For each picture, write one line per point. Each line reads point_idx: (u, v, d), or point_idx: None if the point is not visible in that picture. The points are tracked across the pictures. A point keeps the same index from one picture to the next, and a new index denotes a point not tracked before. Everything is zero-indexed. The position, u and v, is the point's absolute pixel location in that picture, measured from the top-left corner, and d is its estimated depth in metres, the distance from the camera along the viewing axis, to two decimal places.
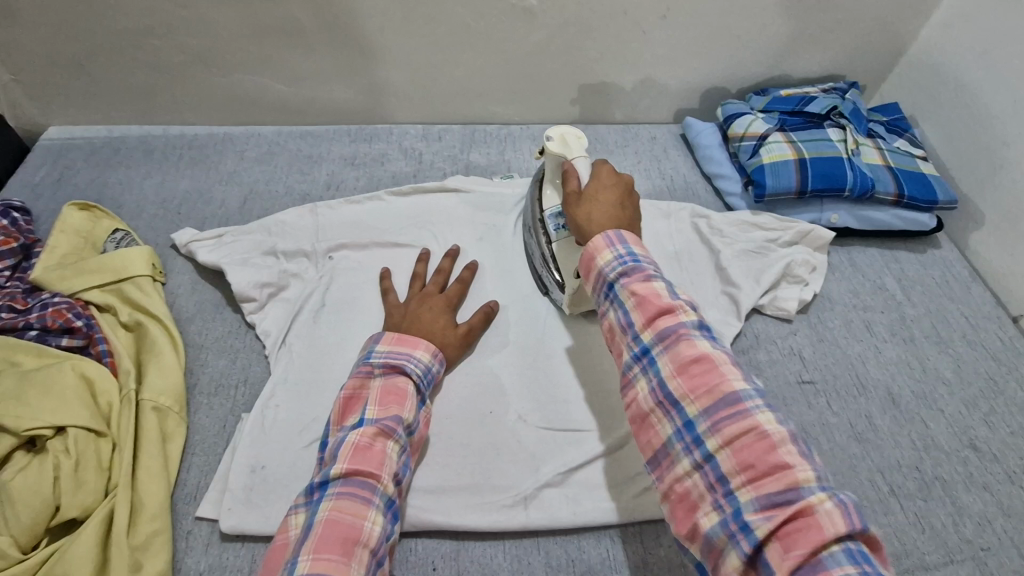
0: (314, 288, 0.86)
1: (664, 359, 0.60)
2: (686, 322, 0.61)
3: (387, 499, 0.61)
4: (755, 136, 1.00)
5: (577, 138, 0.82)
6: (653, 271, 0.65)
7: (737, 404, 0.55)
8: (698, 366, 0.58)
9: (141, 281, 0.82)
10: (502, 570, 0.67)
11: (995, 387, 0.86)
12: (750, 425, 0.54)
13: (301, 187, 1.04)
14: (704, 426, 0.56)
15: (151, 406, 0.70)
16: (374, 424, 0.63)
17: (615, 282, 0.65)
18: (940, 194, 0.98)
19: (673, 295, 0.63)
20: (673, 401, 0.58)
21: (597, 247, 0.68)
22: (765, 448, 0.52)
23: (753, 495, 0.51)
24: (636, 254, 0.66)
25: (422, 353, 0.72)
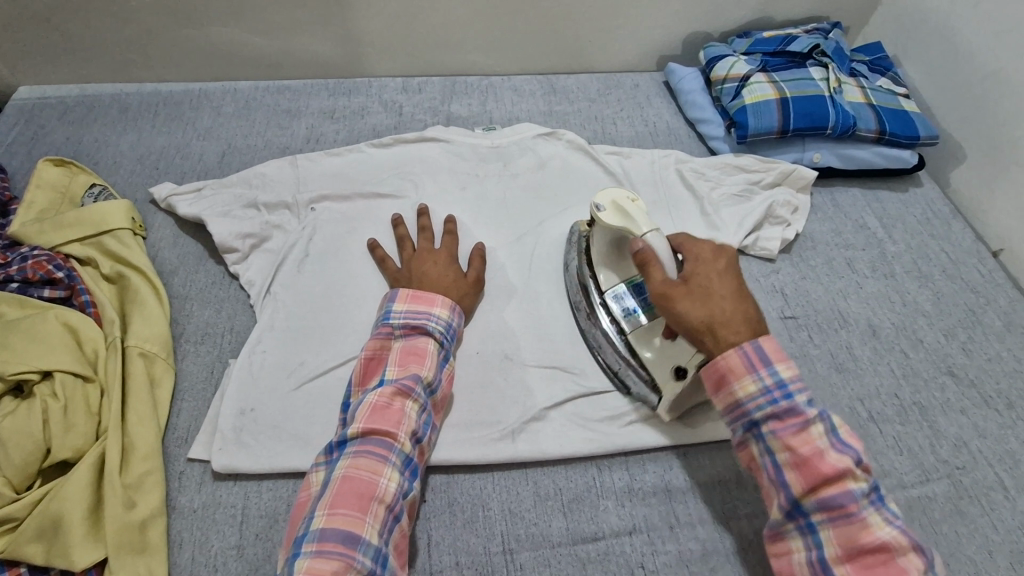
0: (297, 238, 0.86)
1: (796, 476, 0.55)
2: (817, 428, 0.56)
3: (406, 457, 0.61)
4: (737, 78, 1.00)
5: (628, 198, 0.71)
6: (801, 399, 0.57)
7: (864, 521, 0.54)
8: (828, 482, 0.54)
9: (121, 233, 0.82)
10: (492, 501, 0.68)
11: (973, 317, 0.87)
12: (878, 547, 0.53)
13: (281, 142, 1.02)
14: (828, 531, 0.55)
15: (137, 352, 0.71)
16: (392, 384, 0.64)
17: (761, 421, 0.57)
18: (921, 130, 0.98)
19: (838, 450, 0.55)
20: (796, 509, 0.56)
21: (737, 372, 0.58)
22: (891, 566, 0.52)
23: None
24: (785, 381, 0.57)
25: (440, 311, 0.71)
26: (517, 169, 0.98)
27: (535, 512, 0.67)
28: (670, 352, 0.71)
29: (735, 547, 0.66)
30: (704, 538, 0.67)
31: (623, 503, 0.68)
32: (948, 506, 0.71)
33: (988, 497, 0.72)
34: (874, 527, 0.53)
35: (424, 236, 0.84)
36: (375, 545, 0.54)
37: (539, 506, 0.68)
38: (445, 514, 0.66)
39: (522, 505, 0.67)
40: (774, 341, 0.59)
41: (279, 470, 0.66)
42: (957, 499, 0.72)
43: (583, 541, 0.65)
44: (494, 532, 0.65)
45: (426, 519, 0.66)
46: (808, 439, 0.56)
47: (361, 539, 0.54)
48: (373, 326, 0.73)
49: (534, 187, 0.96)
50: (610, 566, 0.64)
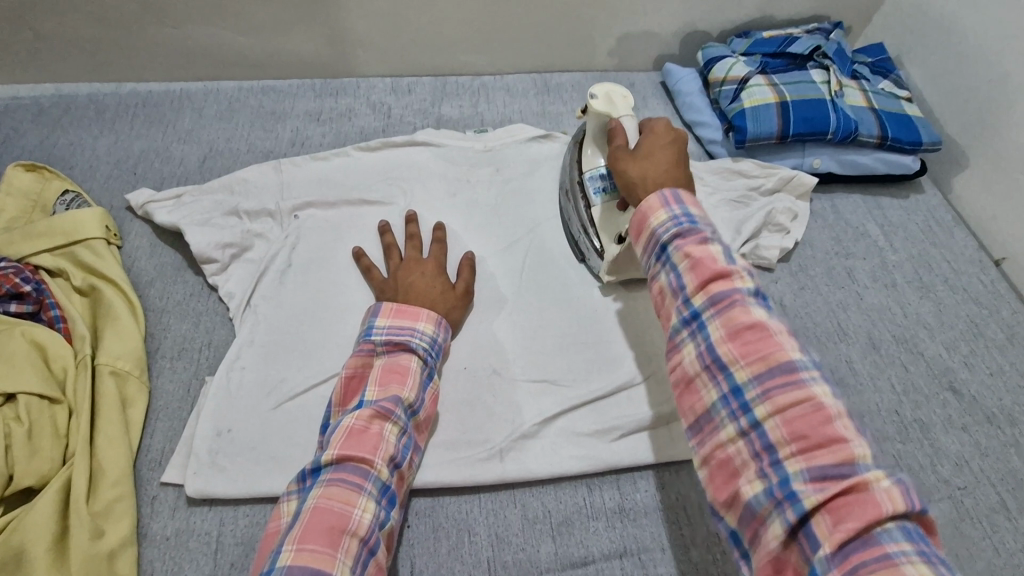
0: (279, 248, 0.83)
1: (745, 370, 0.51)
2: (743, 288, 0.55)
3: (382, 485, 0.58)
4: (735, 80, 0.96)
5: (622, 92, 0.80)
6: (710, 233, 0.58)
7: (793, 373, 0.50)
8: (753, 334, 0.52)
9: (94, 243, 0.78)
10: (478, 525, 0.65)
11: (976, 330, 0.85)
12: (836, 456, 0.46)
13: (265, 145, 0.99)
14: (757, 397, 0.51)
15: (108, 370, 0.68)
16: (371, 406, 0.61)
17: (668, 244, 0.59)
18: (924, 136, 0.96)
19: (728, 260, 0.57)
20: (720, 370, 0.53)
21: (651, 207, 0.61)
22: (855, 482, 0.44)
23: (802, 466, 0.47)
24: (693, 215, 0.59)
25: (424, 325, 0.69)
26: (509, 174, 0.95)
27: (522, 537, 0.65)
28: (621, 221, 0.79)
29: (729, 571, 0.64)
30: (698, 562, 0.64)
31: (614, 525, 0.66)
32: (948, 528, 0.69)
33: (990, 519, 0.70)
34: (838, 439, 0.46)
35: (411, 246, 0.81)
36: None
37: (527, 530, 0.65)
38: (429, 538, 0.64)
39: (510, 530, 0.65)
40: (690, 193, 0.62)
41: (256, 495, 0.64)
42: (959, 521, 0.70)
43: (572, 566, 0.63)
44: (480, 558, 0.63)
45: (410, 546, 0.63)
46: (706, 250, 0.57)
47: None
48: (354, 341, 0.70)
49: (526, 192, 0.93)
50: None
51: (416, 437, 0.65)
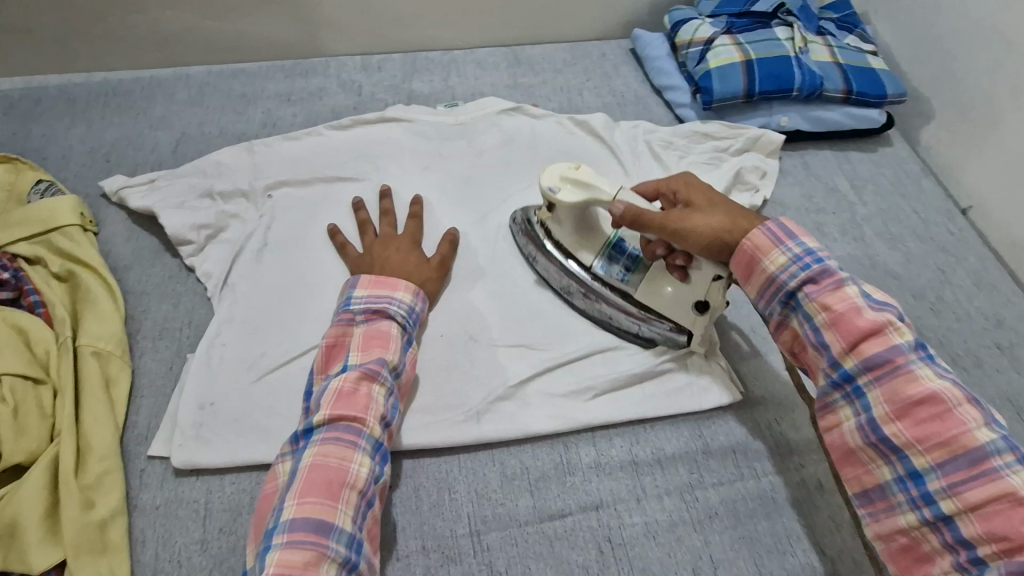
0: (255, 227, 0.84)
1: (835, 337, 0.57)
2: (903, 347, 0.54)
3: (376, 441, 0.61)
4: (702, 41, 0.97)
5: (566, 166, 0.73)
6: (841, 274, 0.58)
7: (985, 462, 0.50)
8: (926, 411, 0.52)
9: (71, 230, 0.79)
10: (458, 483, 0.67)
11: (942, 277, 0.86)
12: (925, 396, 0.53)
13: (237, 128, 0.99)
14: (873, 392, 0.55)
15: (90, 351, 0.69)
16: (357, 369, 0.63)
17: (796, 290, 0.59)
18: (888, 88, 0.97)
19: (873, 309, 0.56)
20: (896, 453, 0.54)
21: (762, 246, 0.61)
22: (948, 415, 0.52)
23: (1001, 561, 0.48)
24: (810, 249, 0.60)
25: (403, 294, 0.70)
26: (481, 146, 0.96)
27: (501, 493, 0.66)
28: (672, 292, 0.72)
29: (701, 517, 0.65)
30: (671, 509, 0.66)
31: (590, 478, 0.68)
32: None
33: None
34: (922, 378, 0.53)
35: (385, 220, 0.83)
36: (348, 532, 0.55)
37: (506, 486, 0.67)
38: (411, 499, 0.66)
39: (489, 487, 0.67)
40: (791, 220, 0.62)
41: (241, 464, 0.66)
42: None
43: (550, 518, 0.65)
44: (461, 514, 0.65)
45: (392, 506, 0.65)
46: (844, 297, 0.57)
47: (333, 527, 0.54)
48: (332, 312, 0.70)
49: (498, 163, 0.94)
50: (576, 542, 0.64)
51: (400, 400, 0.66)
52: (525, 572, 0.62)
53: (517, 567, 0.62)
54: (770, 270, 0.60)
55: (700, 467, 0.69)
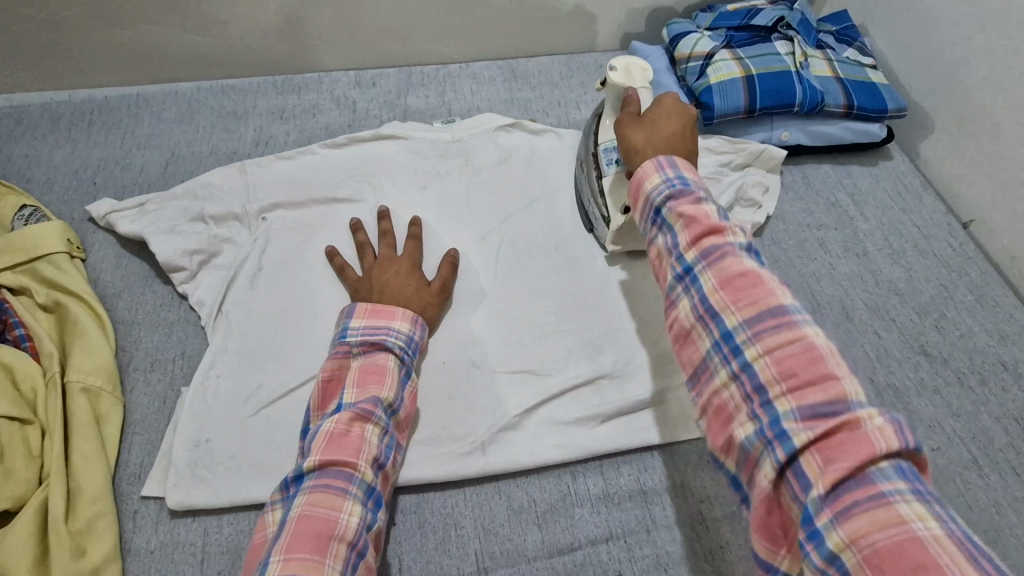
0: (248, 252, 0.82)
1: (735, 318, 0.51)
2: (735, 245, 0.55)
3: (368, 486, 0.58)
4: (701, 56, 0.96)
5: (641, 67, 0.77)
6: (703, 194, 0.58)
7: (798, 340, 0.48)
8: (750, 297, 0.51)
9: (57, 258, 0.77)
10: (464, 518, 0.65)
11: (945, 293, 0.86)
12: (832, 406, 0.44)
13: (227, 146, 0.97)
14: (710, 279, 0.53)
15: (79, 387, 0.67)
16: (350, 409, 0.61)
17: (663, 207, 0.59)
18: (889, 102, 0.96)
19: (743, 244, 0.55)
20: (722, 334, 0.52)
21: (645, 172, 0.61)
22: (847, 424, 0.43)
23: (810, 445, 0.44)
24: (687, 178, 0.59)
25: (400, 324, 0.68)
26: (479, 163, 0.94)
27: (509, 527, 0.65)
28: (629, 193, 0.79)
29: (711, 547, 0.64)
30: (681, 540, 0.65)
31: (599, 510, 0.66)
32: None
33: (964, 478, 0.72)
34: (834, 387, 0.45)
35: (386, 241, 0.81)
36: None
37: (513, 520, 0.65)
38: (416, 535, 0.64)
39: (496, 521, 0.65)
40: (684, 160, 0.62)
41: (239, 503, 0.63)
42: (933, 482, 0.72)
43: (559, 552, 0.63)
44: (468, 551, 0.63)
45: (397, 544, 0.63)
46: (700, 207, 0.57)
47: None
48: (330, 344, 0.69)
49: (497, 181, 0.92)
50: None
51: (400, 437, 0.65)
52: None
53: None
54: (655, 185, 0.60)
55: (710, 495, 0.67)
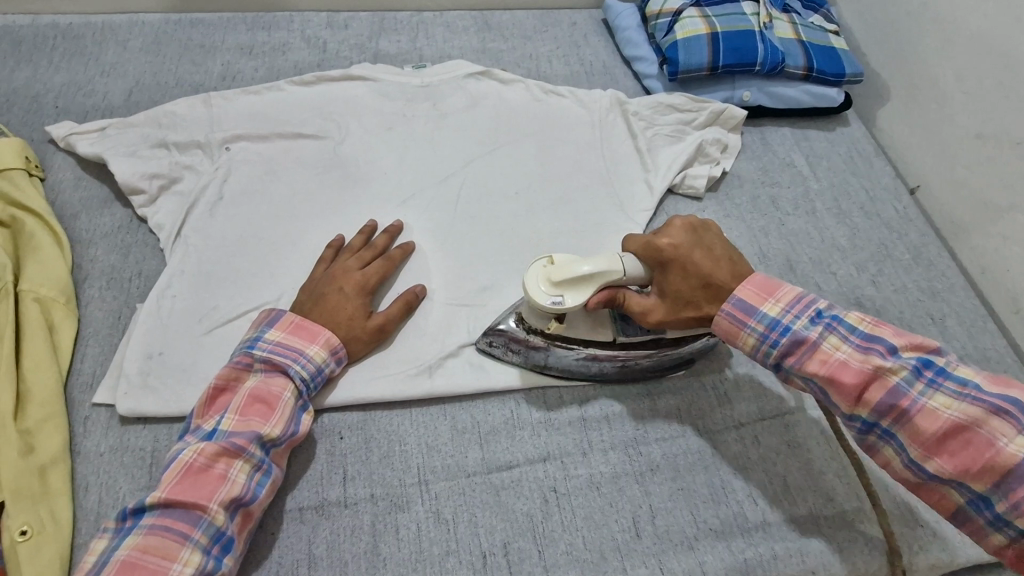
0: (210, 179, 0.82)
1: (837, 398, 0.57)
2: (899, 384, 0.54)
3: (216, 531, 0.55)
4: (671, 12, 0.98)
5: (541, 266, 0.66)
6: (810, 334, 0.58)
7: (933, 416, 0.53)
8: (881, 403, 0.55)
9: (14, 174, 0.77)
10: (408, 435, 0.68)
11: (885, 251, 0.90)
12: (947, 429, 0.53)
13: (194, 79, 0.96)
14: (835, 402, 0.57)
15: (31, 297, 0.68)
16: (219, 442, 0.58)
17: (776, 363, 0.60)
18: (847, 67, 0.99)
19: (853, 355, 0.56)
20: (867, 429, 0.57)
21: (731, 330, 0.61)
22: (971, 435, 0.52)
23: (1001, 494, 0.51)
24: (774, 319, 0.59)
25: (315, 351, 0.65)
26: (447, 109, 0.95)
27: (451, 445, 0.67)
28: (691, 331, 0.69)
29: (642, 469, 0.68)
30: (614, 462, 0.68)
31: (538, 434, 0.69)
32: None
33: None
34: (937, 409, 0.53)
35: (355, 255, 0.75)
36: None
37: (456, 439, 0.68)
38: (361, 450, 0.66)
39: (439, 439, 0.68)
40: (749, 281, 0.61)
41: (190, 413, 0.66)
42: None
43: (497, 469, 0.66)
44: (410, 464, 0.66)
45: (344, 457, 0.66)
46: (823, 358, 0.57)
47: None
48: (236, 349, 0.66)
49: (463, 126, 0.94)
50: (522, 492, 0.65)
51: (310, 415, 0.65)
52: (470, 519, 0.63)
53: (462, 515, 0.63)
54: (716, 320, 0.62)
55: (645, 424, 0.71)
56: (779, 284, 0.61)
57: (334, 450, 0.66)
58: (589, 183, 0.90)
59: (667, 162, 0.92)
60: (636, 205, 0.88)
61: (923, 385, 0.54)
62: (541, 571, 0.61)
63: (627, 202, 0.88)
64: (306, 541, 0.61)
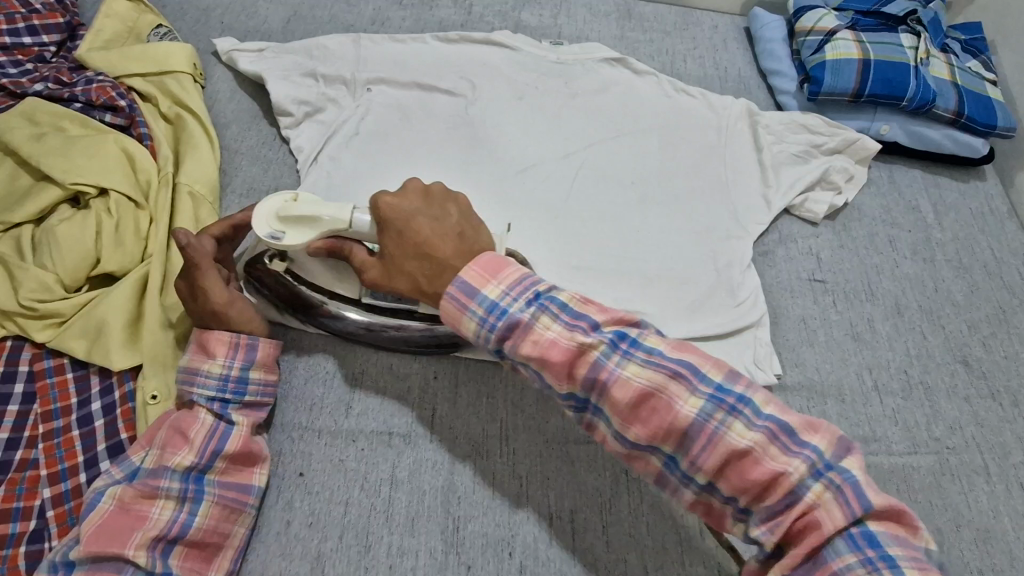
0: (350, 114, 0.87)
1: (553, 376, 0.54)
2: (602, 359, 0.53)
3: (143, 574, 0.53)
4: (823, 31, 0.95)
5: (284, 199, 0.64)
6: (524, 313, 0.54)
7: (634, 400, 0.51)
8: (639, 402, 0.52)
9: (182, 77, 0.83)
10: (497, 390, 0.70)
11: (1001, 316, 0.86)
12: (667, 420, 0.51)
13: (346, 18, 1.01)
14: (576, 387, 0.54)
15: (186, 191, 0.74)
16: (135, 484, 0.56)
17: (499, 347, 0.55)
18: (999, 119, 0.95)
19: (579, 334, 0.53)
20: (588, 404, 0.55)
21: (455, 312, 0.55)
22: (752, 466, 0.49)
23: (761, 514, 0.50)
24: (491, 300, 0.54)
25: (212, 363, 0.61)
26: (577, 88, 0.96)
27: (535, 408, 0.69)
28: None
29: None
30: None
31: None
32: (927, 479, 0.73)
33: (969, 481, 0.74)
34: (629, 379, 0.52)
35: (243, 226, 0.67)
36: None
37: (541, 403, 0.70)
38: (450, 393, 0.69)
39: (525, 399, 0.70)
40: (488, 255, 0.57)
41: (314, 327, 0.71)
42: (939, 476, 0.74)
43: (576, 441, 0.68)
44: (495, 417, 0.68)
45: (435, 395, 0.69)
46: (539, 338, 0.53)
47: None
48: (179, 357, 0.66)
49: (590, 108, 0.95)
50: (595, 468, 0.67)
51: (234, 420, 0.60)
52: (543, 481, 0.66)
53: (536, 475, 0.66)
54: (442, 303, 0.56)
55: None
56: (507, 263, 0.56)
57: (427, 387, 0.69)
58: (707, 186, 0.89)
59: (790, 181, 0.90)
60: (750, 217, 0.87)
61: (619, 356, 0.53)
62: (603, 545, 0.63)
63: (741, 213, 0.88)
64: (390, 464, 0.65)
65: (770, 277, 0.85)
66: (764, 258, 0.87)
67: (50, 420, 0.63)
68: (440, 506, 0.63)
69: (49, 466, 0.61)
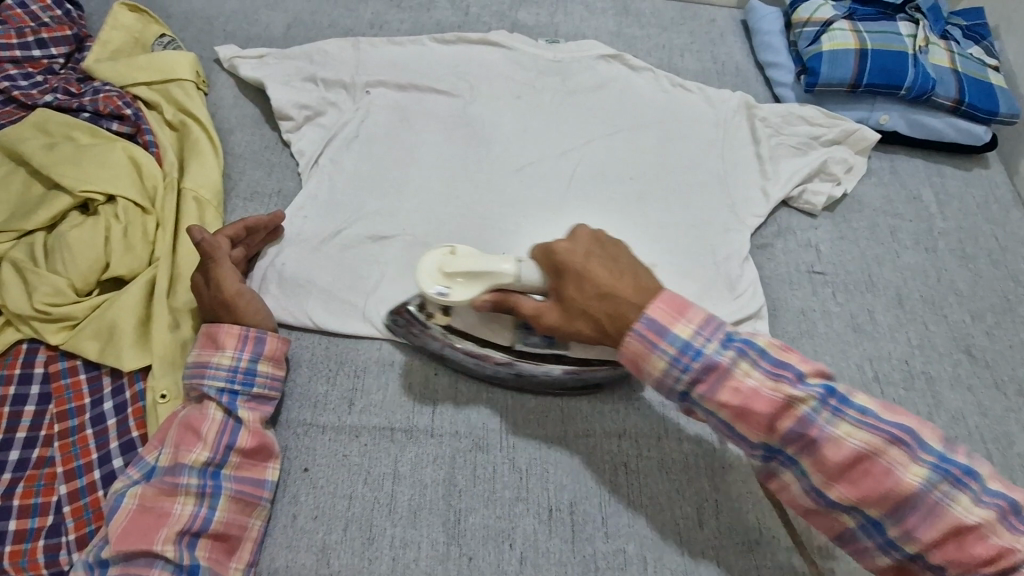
0: (350, 117, 0.88)
1: (747, 427, 0.55)
2: (809, 416, 0.53)
3: (173, 565, 0.56)
4: (819, 22, 0.95)
5: (442, 253, 0.64)
6: (717, 360, 0.55)
7: (849, 456, 0.52)
8: (811, 439, 0.53)
9: (186, 85, 0.85)
10: (497, 385, 0.71)
11: (1006, 304, 0.85)
12: (851, 459, 0.52)
13: (345, 23, 1.02)
14: (790, 449, 0.54)
15: (191, 195, 0.76)
16: (156, 482, 0.59)
17: (687, 390, 0.56)
18: (1002, 106, 0.94)
19: (769, 382, 0.54)
20: (773, 451, 0.56)
21: (637, 353, 0.57)
22: (883, 474, 0.51)
23: (881, 512, 0.52)
24: (684, 342, 0.55)
25: (222, 356, 0.64)
26: (574, 86, 0.97)
27: (535, 402, 0.71)
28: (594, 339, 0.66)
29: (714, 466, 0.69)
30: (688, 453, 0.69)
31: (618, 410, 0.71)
32: None
33: None
34: (841, 437, 0.52)
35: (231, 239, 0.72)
36: None
37: (540, 398, 0.71)
38: (450, 389, 0.71)
39: (524, 394, 0.71)
40: (661, 296, 0.57)
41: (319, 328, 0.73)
42: None
43: (575, 434, 0.69)
44: (495, 411, 0.70)
45: (436, 391, 0.70)
46: (737, 388, 0.54)
47: None
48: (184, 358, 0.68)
49: (587, 105, 0.95)
50: (594, 461, 0.68)
51: (244, 415, 0.63)
52: (543, 473, 0.67)
53: (536, 468, 0.67)
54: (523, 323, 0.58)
55: None
56: (690, 303, 0.57)
57: (428, 384, 0.71)
58: (705, 180, 0.90)
59: (789, 172, 0.90)
60: (748, 210, 0.87)
61: (828, 412, 0.53)
62: (603, 536, 0.64)
63: (739, 205, 0.88)
64: (393, 458, 0.66)
65: (770, 269, 0.85)
66: (763, 251, 0.87)
67: (65, 419, 0.65)
68: (442, 499, 0.65)
69: (65, 463, 0.63)
